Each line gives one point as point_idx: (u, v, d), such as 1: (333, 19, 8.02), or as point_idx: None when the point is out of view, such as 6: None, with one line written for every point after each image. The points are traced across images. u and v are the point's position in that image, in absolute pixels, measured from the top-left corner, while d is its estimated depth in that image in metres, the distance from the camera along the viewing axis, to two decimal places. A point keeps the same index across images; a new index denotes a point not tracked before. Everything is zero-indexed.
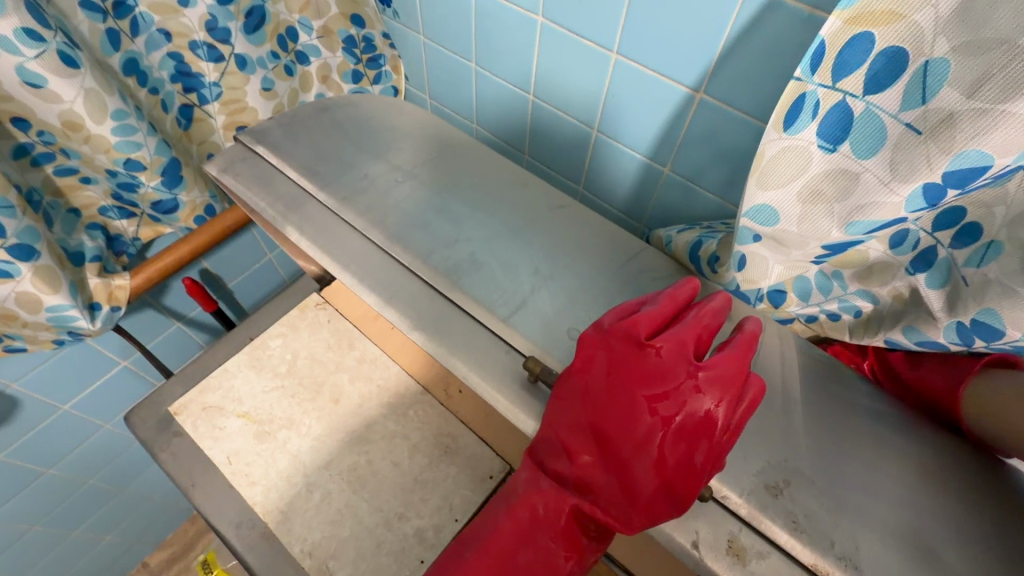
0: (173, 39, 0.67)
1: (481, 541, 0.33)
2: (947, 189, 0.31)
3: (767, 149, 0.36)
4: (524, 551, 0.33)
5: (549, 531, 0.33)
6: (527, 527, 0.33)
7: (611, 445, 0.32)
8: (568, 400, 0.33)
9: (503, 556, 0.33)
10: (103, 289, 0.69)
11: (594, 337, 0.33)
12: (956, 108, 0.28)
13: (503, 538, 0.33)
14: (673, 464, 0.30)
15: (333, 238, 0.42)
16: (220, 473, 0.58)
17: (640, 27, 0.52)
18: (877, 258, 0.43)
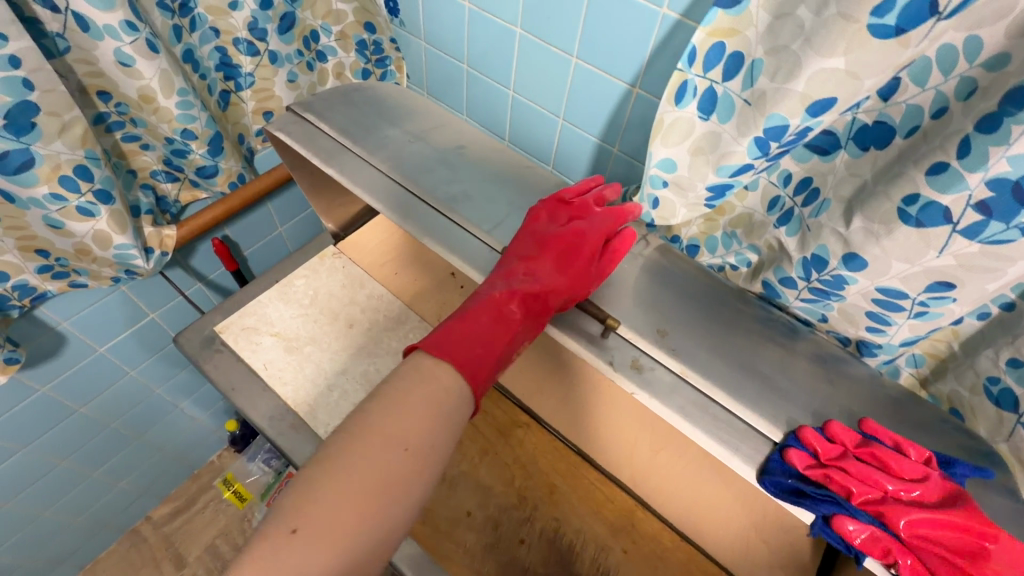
0: (221, 35, 0.83)
1: (458, 313, 0.48)
2: (770, 141, 0.49)
3: (665, 117, 0.54)
4: (490, 317, 0.48)
5: (508, 306, 0.48)
6: (490, 305, 0.48)
7: (546, 251, 0.52)
8: (521, 237, 0.53)
9: (476, 317, 0.47)
10: (155, 236, 0.83)
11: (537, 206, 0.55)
12: (767, 87, 0.46)
13: (475, 306, 0.48)
14: (579, 261, 0.52)
15: (365, 177, 0.58)
16: (257, 376, 0.72)
17: (592, 38, 0.70)
18: (758, 217, 0.66)
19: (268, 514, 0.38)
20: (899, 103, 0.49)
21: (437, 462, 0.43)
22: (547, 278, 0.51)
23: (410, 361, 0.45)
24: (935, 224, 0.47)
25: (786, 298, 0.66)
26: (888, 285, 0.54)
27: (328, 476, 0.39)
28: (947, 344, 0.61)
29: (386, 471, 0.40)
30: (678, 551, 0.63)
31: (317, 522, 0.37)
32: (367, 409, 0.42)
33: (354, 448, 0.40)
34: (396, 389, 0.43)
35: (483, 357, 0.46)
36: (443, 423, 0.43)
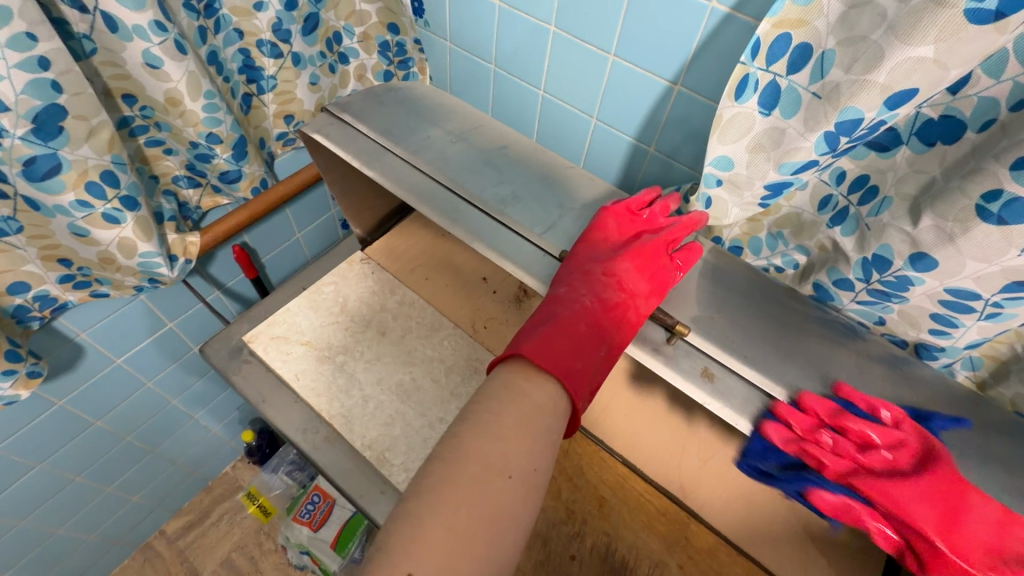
0: (245, 37, 0.81)
1: (548, 324, 0.45)
2: (840, 136, 0.47)
3: (724, 114, 0.52)
4: (582, 325, 0.45)
5: (598, 314, 0.46)
6: (581, 316, 0.46)
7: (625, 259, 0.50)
8: (594, 246, 0.52)
9: (569, 329, 0.45)
10: (179, 243, 0.80)
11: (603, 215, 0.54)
12: (841, 80, 0.44)
13: (566, 317, 0.45)
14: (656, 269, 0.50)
15: (408, 179, 0.56)
16: (289, 387, 0.69)
17: (633, 34, 0.68)
18: (808, 217, 0.64)
19: (369, 556, 0.33)
20: (969, 96, 0.47)
21: (538, 489, 0.40)
22: (631, 285, 0.49)
23: (506, 376, 0.42)
24: (1019, 221, 0.44)
25: (840, 301, 0.63)
26: (959, 287, 0.52)
27: (438, 510, 0.34)
28: (1011, 346, 0.57)
29: (494, 500, 0.36)
30: (736, 565, 0.59)
31: (434, 560, 0.33)
32: (458, 437, 0.38)
33: (455, 471, 0.36)
34: (487, 414, 0.39)
35: (581, 369, 0.43)
36: (541, 445, 0.40)
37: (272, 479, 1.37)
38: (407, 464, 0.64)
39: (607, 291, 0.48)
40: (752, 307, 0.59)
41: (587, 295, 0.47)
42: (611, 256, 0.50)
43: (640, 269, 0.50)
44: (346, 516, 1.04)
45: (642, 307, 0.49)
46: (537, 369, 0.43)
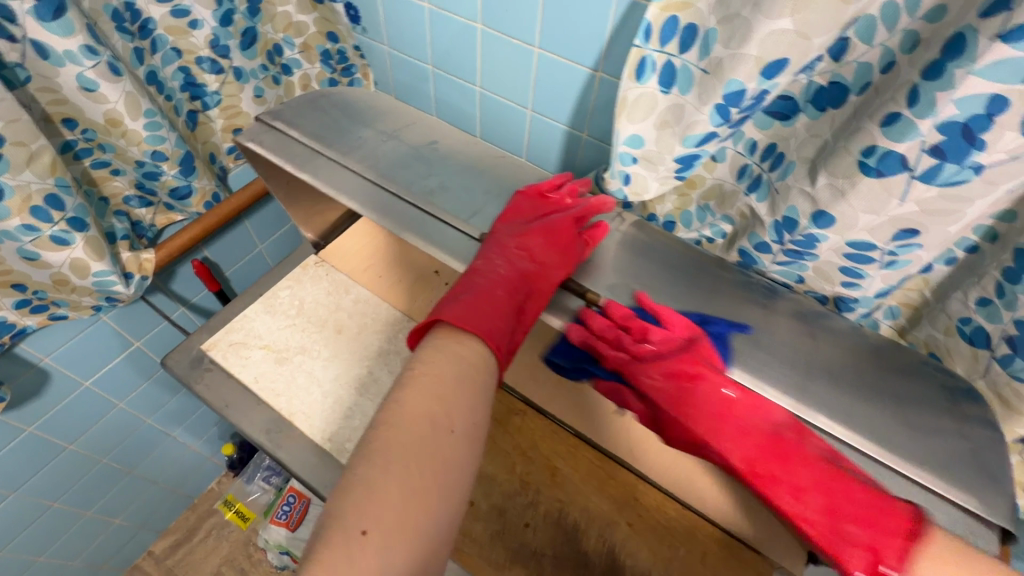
0: (183, 55, 0.84)
1: (469, 291, 0.48)
2: (729, 107, 0.50)
3: (629, 94, 0.55)
4: (500, 292, 0.48)
5: (514, 281, 0.49)
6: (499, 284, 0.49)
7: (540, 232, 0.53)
8: (509, 223, 0.55)
9: (488, 295, 0.47)
10: (134, 261, 0.82)
11: (518, 196, 0.58)
12: (723, 55, 0.48)
13: (485, 285, 0.48)
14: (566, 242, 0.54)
15: (339, 180, 0.58)
16: (249, 390, 0.72)
17: (552, 27, 0.71)
18: (729, 187, 0.69)
19: (325, 524, 0.35)
20: (850, 62, 0.51)
21: (478, 442, 0.43)
22: (545, 256, 0.52)
23: (432, 346, 0.44)
24: (895, 172, 0.48)
25: (762, 263, 0.67)
26: (857, 239, 0.56)
27: (387, 473, 0.37)
28: (919, 292, 0.65)
29: (440, 456, 0.39)
30: (682, 519, 0.63)
31: (388, 517, 0.36)
32: (401, 401, 0.41)
33: (401, 431, 0.39)
34: (425, 379, 0.42)
35: (503, 330, 0.46)
36: (478, 400, 0.43)
37: (248, 486, 1.38)
38: None
39: (523, 262, 0.51)
40: (675, 268, 0.62)
41: (504, 265, 0.50)
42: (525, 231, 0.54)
43: (554, 242, 0.53)
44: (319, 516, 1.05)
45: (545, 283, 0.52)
46: (462, 335, 0.45)
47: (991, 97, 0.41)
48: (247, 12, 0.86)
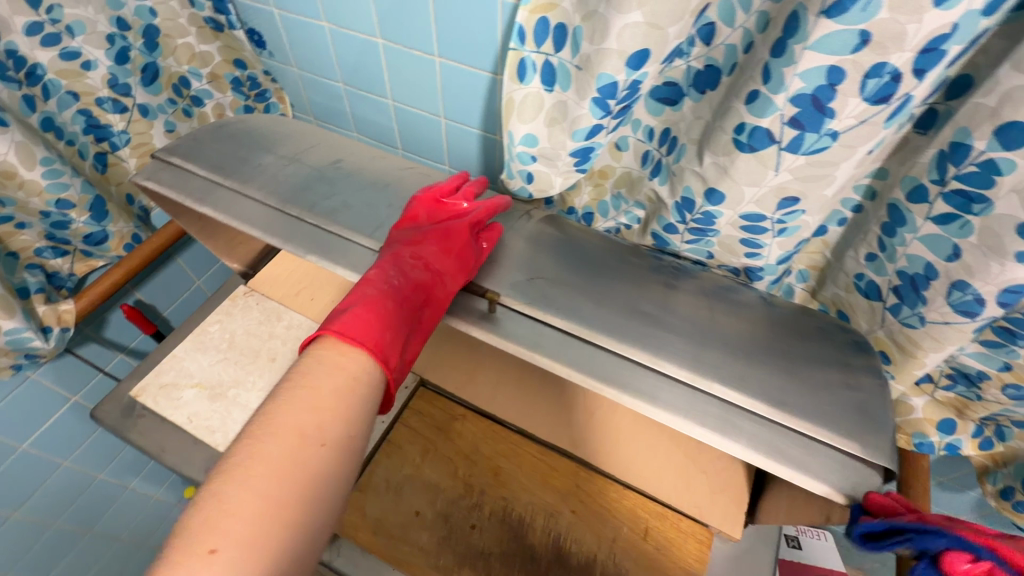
0: (81, 98, 0.81)
1: (359, 302, 0.47)
2: (607, 100, 0.52)
3: (514, 95, 0.57)
4: (391, 302, 0.47)
5: (406, 290, 0.49)
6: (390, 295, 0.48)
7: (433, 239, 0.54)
8: (403, 230, 0.55)
9: (377, 305, 0.47)
10: (51, 314, 0.79)
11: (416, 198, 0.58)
12: (590, 51, 0.50)
13: (375, 294, 0.47)
14: (462, 246, 0.55)
15: (240, 209, 0.58)
16: (184, 431, 0.70)
17: (447, 35, 0.72)
18: (636, 173, 0.72)
19: (174, 539, 0.35)
20: (719, 45, 0.54)
21: (355, 452, 0.43)
22: (439, 264, 0.53)
23: (314, 358, 0.44)
24: (765, 145, 0.51)
25: (674, 244, 0.70)
26: (748, 211, 0.58)
27: (241, 490, 0.37)
28: (822, 254, 0.69)
29: (305, 469, 0.39)
30: (624, 499, 0.64)
31: (236, 534, 0.35)
32: (270, 414, 0.40)
33: (264, 445, 0.39)
34: (300, 391, 0.42)
35: (392, 341, 0.46)
36: (357, 411, 0.43)
37: None
38: None
39: (416, 271, 0.51)
40: (570, 255, 0.59)
41: (396, 275, 0.50)
42: (417, 240, 0.54)
43: (449, 247, 0.54)
44: None
45: (456, 284, 0.53)
46: (346, 348, 0.44)
47: (829, 69, 0.44)
48: (145, 47, 0.86)
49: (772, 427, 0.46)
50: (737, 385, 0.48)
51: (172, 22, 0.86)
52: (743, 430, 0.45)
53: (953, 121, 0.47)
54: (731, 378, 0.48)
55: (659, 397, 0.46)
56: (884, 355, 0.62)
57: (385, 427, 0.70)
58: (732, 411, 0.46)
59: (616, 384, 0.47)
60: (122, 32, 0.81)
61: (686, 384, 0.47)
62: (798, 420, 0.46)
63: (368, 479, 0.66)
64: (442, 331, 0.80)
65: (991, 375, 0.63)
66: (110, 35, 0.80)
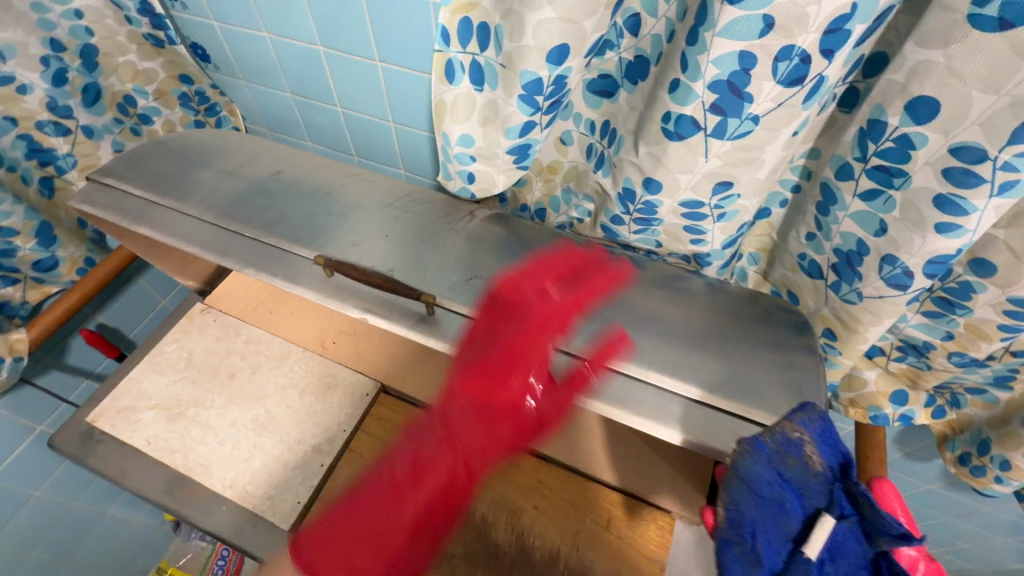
0: (19, 123, 0.79)
1: (493, 394, 0.49)
2: (534, 96, 0.52)
3: (445, 97, 0.57)
4: (503, 420, 0.49)
5: (490, 408, 0.49)
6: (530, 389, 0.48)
7: (516, 348, 0.49)
8: (502, 313, 0.51)
9: (489, 417, 0.49)
10: (2, 343, 0.78)
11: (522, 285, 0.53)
12: (511, 49, 0.50)
13: (504, 388, 0.49)
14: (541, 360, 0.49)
15: (177, 226, 0.57)
16: (142, 454, 0.69)
17: (385, 40, 0.72)
18: (582, 167, 0.72)
19: None
20: (647, 36, 0.55)
21: None
22: (543, 373, 0.49)
23: None
24: (692, 133, 0.51)
25: (623, 235, 0.70)
26: (686, 199, 0.59)
27: None
28: (769, 236, 0.70)
29: None
30: (584, 491, 0.65)
31: None
32: None
33: None
34: None
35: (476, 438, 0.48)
36: None
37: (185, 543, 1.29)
38: (270, 492, 0.66)
39: (540, 375, 0.49)
40: (513, 252, 0.59)
41: (519, 379, 0.48)
42: (494, 334, 0.50)
43: (539, 354, 0.49)
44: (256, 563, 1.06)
45: (388, 292, 0.51)
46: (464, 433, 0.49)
47: (740, 55, 0.44)
48: (83, 68, 0.84)
49: (706, 411, 0.46)
50: (674, 372, 0.49)
51: (111, 41, 0.85)
52: (677, 416, 0.46)
53: (870, 98, 0.48)
54: (665, 364, 0.49)
55: (595, 390, 0.47)
56: (830, 332, 0.63)
57: (347, 435, 0.70)
58: (668, 397, 0.47)
59: (554, 378, 0.47)
60: (57, 54, 0.80)
61: (623, 374, 0.48)
62: (730, 402, 0.47)
63: (330, 487, 0.66)
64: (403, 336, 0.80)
65: (936, 345, 0.64)
66: (44, 57, 0.79)
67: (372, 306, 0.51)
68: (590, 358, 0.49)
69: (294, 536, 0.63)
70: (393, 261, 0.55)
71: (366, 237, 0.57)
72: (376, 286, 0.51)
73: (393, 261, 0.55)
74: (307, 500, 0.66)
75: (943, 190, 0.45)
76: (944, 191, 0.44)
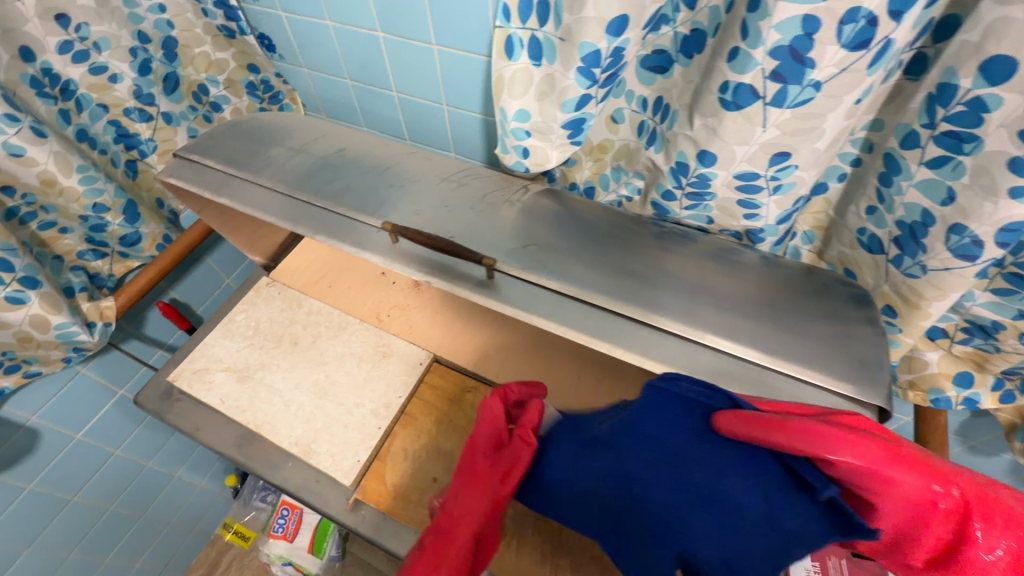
0: (110, 109, 0.87)
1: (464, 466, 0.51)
2: (592, 69, 0.54)
3: (504, 72, 0.59)
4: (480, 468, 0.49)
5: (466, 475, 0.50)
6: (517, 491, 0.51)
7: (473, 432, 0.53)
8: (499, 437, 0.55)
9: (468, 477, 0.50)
10: (94, 310, 0.86)
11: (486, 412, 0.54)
12: (570, 22, 0.51)
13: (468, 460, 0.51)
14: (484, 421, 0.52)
15: (253, 197, 0.62)
16: (217, 411, 0.75)
17: (442, 24, 0.75)
18: (633, 145, 0.73)
19: None
20: (703, 8, 0.56)
21: None
22: (492, 434, 0.52)
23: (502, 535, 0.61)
24: (750, 102, 0.52)
25: (674, 211, 0.71)
26: (742, 170, 0.59)
27: None
28: (826, 213, 0.69)
29: None
30: None
31: None
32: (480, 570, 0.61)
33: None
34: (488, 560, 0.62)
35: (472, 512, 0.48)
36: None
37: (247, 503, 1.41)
38: (332, 450, 0.70)
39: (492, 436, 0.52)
40: (565, 223, 0.60)
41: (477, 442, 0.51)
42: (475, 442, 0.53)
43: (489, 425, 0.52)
44: (315, 522, 1.12)
45: (446, 254, 0.54)
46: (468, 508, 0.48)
47: (803, 18, 0.44)
48: (165, 58, 0.91)
49: (764, 373, 0.47)
50: (729, 335, 0.49)
51: (189, 33, 0.92)
52: (738, 373, 0.47)
53: (941, 62, 0.47)
54: (722, 328, 0.49)
55: (649, 350, 0.48)
56: (891, 310, 0.62)
57: (402, 401, 0.73)
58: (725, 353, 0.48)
59: (611, 339, 0.48)
60: (143, 45, 0.87)
61: (679, 336, 0.49)
62: (789, 364, 0.47)
63: (387, 448, 0.70)
64: (456, 312, 0.83)
65: (1006, 325, 0.61)
66: (132, 48, 0.86)
67: (432, 268, 0.54)
68: (646, 318, 0.50)
69: (354, 491, 0.67)
70: (451, 227, 0.57)
71: (427, 206, 0.59)
72: (432, 248, 0.54)
73: (451, 227, 0.57)
74: (365, 460, 0.69)
75: (1016, 152, 0.43)
76: (1017, 152, 0.43)
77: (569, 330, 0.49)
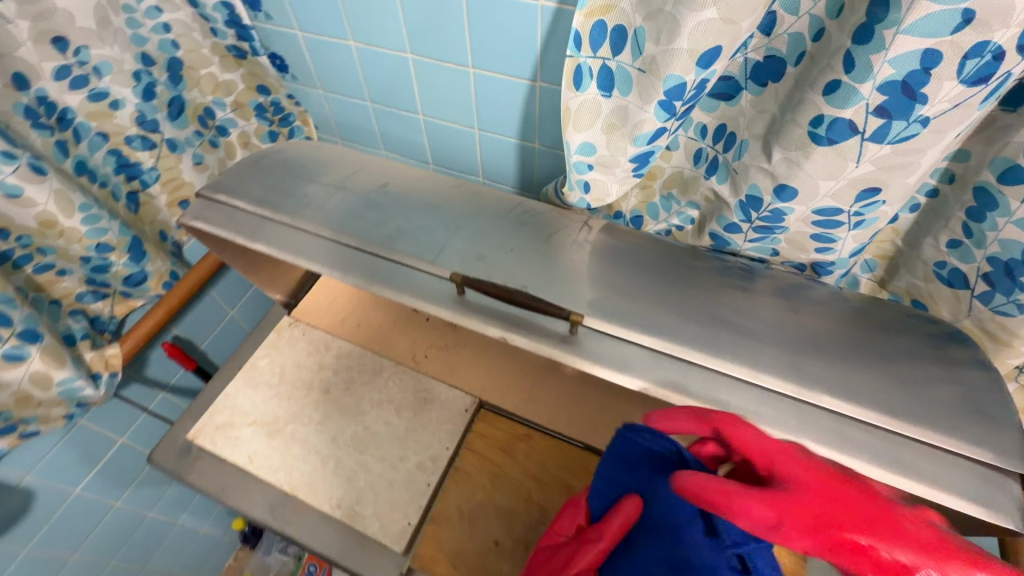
0: (110, 138, 0.79)
1: None
2: (674, 102, 0.49)
3: (570, 104, 0.55)
4: None
5: None
6: None
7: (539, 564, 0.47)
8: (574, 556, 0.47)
9: None
10: (98, 359, 0.78)
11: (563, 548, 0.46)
12: (656, 52, 0.47)
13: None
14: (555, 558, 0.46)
15: (293, 242, 0.56)
16: (245, 471, 0.69)
17: (482, 46, 0.70)
18: (689, 173, 0.69)
19: None
20: (781, 35, 0.52)
21: None
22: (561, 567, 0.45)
23: None
24: (845, 137, 0.48)
25: (735, 244, 0.67)
26: (823, 206, 0.56)
27: None
28: (892, 243, 0.66)
29: None
30: None
31: None
32: None
33: None
34: None
35: None
36: None
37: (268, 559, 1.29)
38: (379, 512, 0.65)
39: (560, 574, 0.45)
40: (638, 264, 0.56)
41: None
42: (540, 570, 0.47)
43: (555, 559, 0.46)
44: None
45: (520, 307, 0.49)
46: None
47: (924, 53, 0.41)
48: (169, 82, 0.84)
49: (888, 437, 0.43)
50: (841, 394, 0.45)
51: (195, 54, 0.85)
52: (860, 442, 0.43)
53: None
54: (831, 385, 0.46)
55: (759, 413, 0.44)
56: None
57: (451, 454, 0.68)
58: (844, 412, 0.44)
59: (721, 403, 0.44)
60: (147, 68, 0.80)
61: (791, 398, 0.45)
62: (909, 426, 0.43)
63: (441, 509, 0.64)
64: (497, 350, 0.78)
65: None
66: (136, 72, 0.78)
67: (506, 324, 0.49)
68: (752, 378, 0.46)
69: (408, 558, 0.62)
70: (522, 276, 0.53)
71: (492, 250, 0.55)
72: (505, 301, 0.49)
73: (522, 277, 0.53)
74: (417, 522, 0.64)
75: None
76: None
77: (667, 394, 0.45)
